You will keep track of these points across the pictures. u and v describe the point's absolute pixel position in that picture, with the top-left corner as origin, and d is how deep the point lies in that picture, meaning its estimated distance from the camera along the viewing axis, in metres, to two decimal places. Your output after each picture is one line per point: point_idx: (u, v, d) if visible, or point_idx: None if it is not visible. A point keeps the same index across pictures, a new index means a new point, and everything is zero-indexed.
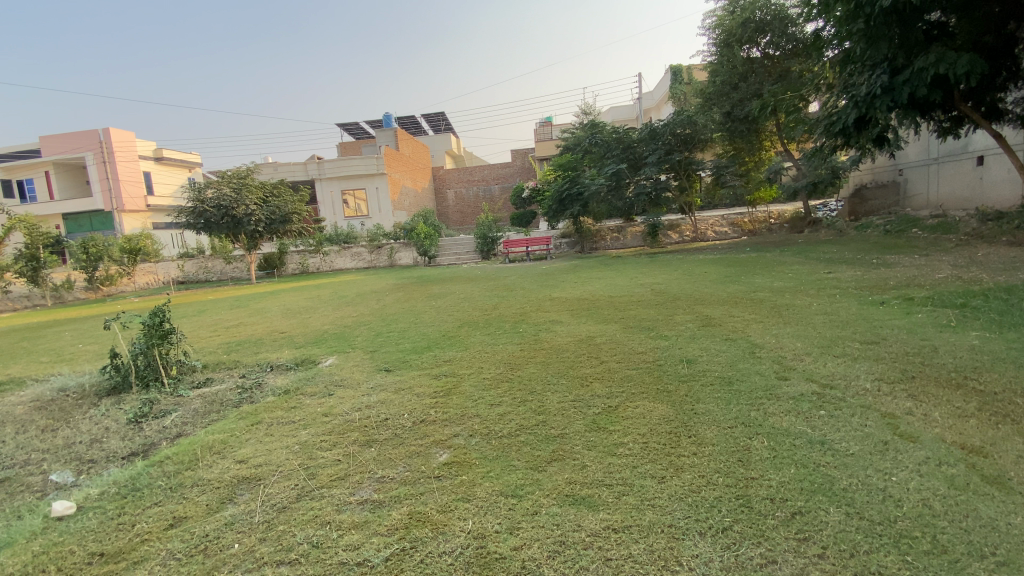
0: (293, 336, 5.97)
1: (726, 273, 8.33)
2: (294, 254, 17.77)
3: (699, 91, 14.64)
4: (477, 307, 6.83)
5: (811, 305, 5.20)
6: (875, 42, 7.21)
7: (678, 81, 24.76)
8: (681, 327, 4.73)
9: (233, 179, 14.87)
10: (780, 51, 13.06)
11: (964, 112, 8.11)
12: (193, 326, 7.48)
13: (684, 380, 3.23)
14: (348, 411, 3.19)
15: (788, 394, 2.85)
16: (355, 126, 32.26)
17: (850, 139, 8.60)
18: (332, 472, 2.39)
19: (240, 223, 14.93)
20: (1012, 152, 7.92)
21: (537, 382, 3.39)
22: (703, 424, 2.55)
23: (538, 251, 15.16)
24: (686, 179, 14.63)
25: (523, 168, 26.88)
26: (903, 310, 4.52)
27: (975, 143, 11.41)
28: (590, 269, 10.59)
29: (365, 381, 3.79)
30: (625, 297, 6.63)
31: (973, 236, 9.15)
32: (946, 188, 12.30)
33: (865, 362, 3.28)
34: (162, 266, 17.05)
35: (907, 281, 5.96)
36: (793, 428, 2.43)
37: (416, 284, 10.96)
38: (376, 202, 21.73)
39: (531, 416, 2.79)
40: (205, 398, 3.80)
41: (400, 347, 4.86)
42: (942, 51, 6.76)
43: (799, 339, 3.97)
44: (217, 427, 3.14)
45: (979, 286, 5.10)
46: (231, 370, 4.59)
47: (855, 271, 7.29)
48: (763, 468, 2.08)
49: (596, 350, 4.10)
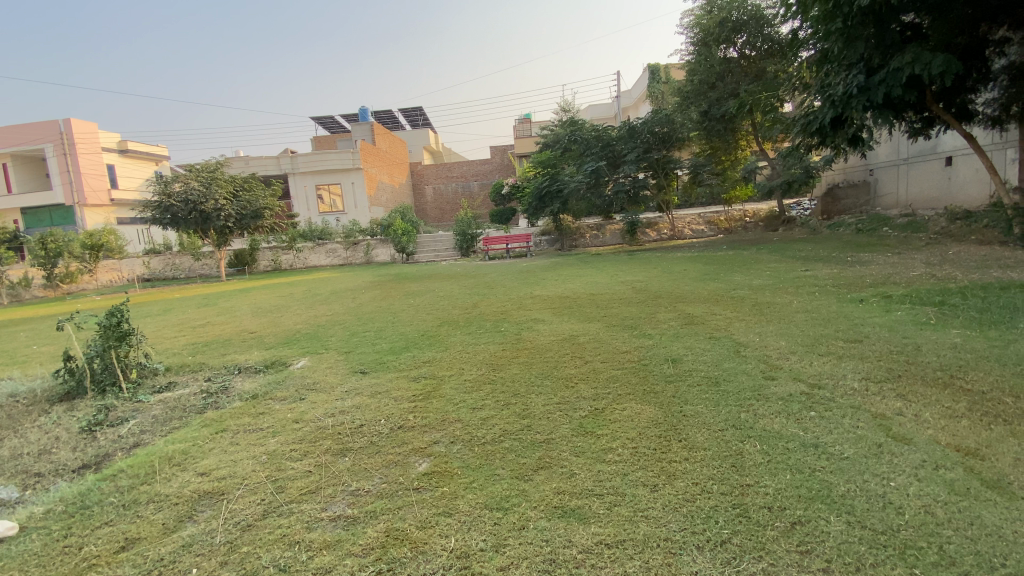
0: (264, 336, 5.71)
1: (706, 271, 8.35)
2: (267, 250, 17.27)
3: (677, 90, 14.71)
4: (457, 305, 6.68)
5: (791, 302, 5.20)
6: (852, 42, 7.36)
7: (657, 80, 24.92)
8: (664, 325, 4.67)
9: (202, 173, 14.33)
10: (756, 51, 13.19)
11: (935, 113, 8.31)
12: (157, 326, 7.13)
13: (671, 380, 3.14)
14: (320, 417, 3.01)
15: (777, 395, 2.79)
16: (330, 120, 31.57)
17: (826, 139, 8.72)
18: (303, 484, 2.22)
19: (209, 219, 14.40)
20: (981, 153, 8.14)
21: (520, 383, 3.26)
22: (693, 427, 2.46)
23: (517, 248, 15.04)
24: (663, 178, 14.51)
25: (502, 164, 26.73)
26: (883, 308, 4.55)
27: (943, 144, 11.73)
28: (571, 266, 10.52)
29: (339, 384, 3.61)
30: (606, 295, 6.55)
31: (942, 236, 9.40)
32: (915, 188, 12.64)
33: (851, 361, 3.26)
34: (126, 263, 16.34)
35: (883, 278, 6.03)
36: (785, 430, 2.36)
37: (393, 281, 10.72)
38: (352, 198, 21.29)
39: (515, 421, 2.66)
40: (166, 404, 3.55)
41: (377, 347, 4.68)
42: (917, 51, 6.90)
43: (783, 337, 3.94)
44: (178, 436, 2.92)
45: (954, 284, 5.17)
46: (196, 373, 4.34)
47: (832, 269, 7.37)
48: (758, 474, 2.00)
49: (580, 349, 4.00)
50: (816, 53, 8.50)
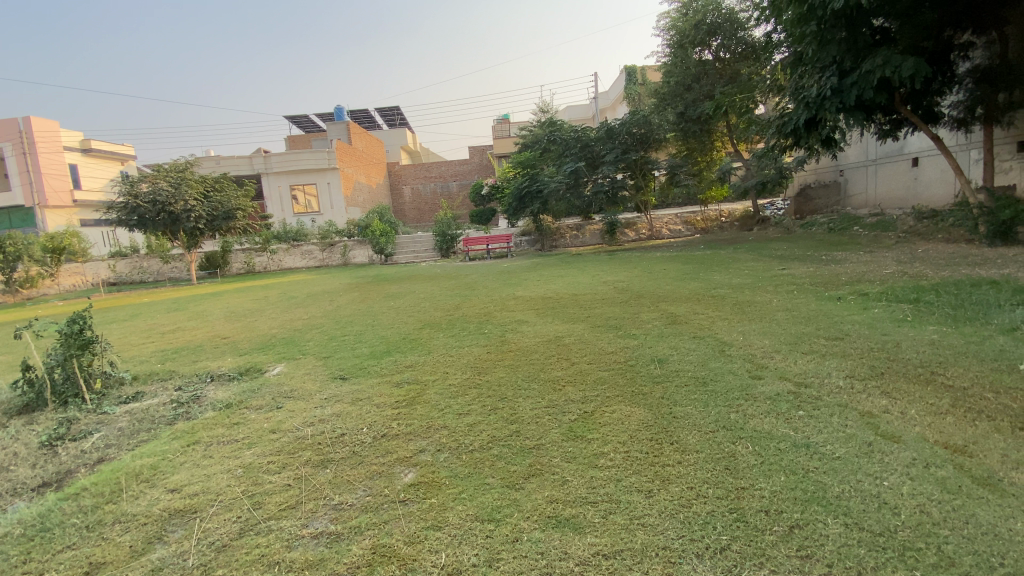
0: (238, 341, 5.51)
1: (686, 271, 8.42)
2: (239, 252, 16.81)
3: (654, 91, 14.86)
4: (438, 307, 6.57)
5: (771, 301, 5.26)
6: (826, 44, 7.55)
7: (633, 82, 25.19)
8: (648, 325, 4.66)
9: (170, 173, 13.86)
10: (731, 54, 13.40)
11: (903, 114, 8.56)
12: (123, 332, 6.82)
13: (659, 381, 3.11)
14: (298, 426, 2.88)
15: (765, 394, 2.78)
16: (304, 119, 30.97)
17: (801, 140, 8.90)
18: (281, 499, 2.11)
19: (178, 220, 13.93)
20: (947, 154, 8.42)
21: (506, 387, 3.19)
22: (684, 429, 2.43)
23: (497, 249, 14.96)
24: (641, 178, 14.58)
25: (481, 165, 26.63)
26: (861, 306, 4.63)
27: (910, 146, 12.10)
28: (552, 267, 10.49)
29: (318, 391, 3.48)
30: (588, 295, 6.53)
31: (910, 234, 9.68)
32: (883, 188, 13.02)
33: (835, 359, 3.28)
34: (90, 266, 15.69)
35: (858, 276, 6.16)
36: (776, 430, 2.34)
37: (371, 283, 10.52)
38: (328, 198, 20.90)
39: (503, 427, 2.59)
40: (133, 415, 3.37)
41: (357, 351, 4.55)
42: (887, 54, 7.10)
43: (766, 336, 3.96)
44: (147, 450, 2.76)
45: (926, 282, 5.31)
46: (165, 382, 4.14)
47: (808, 267, 7.51)
48: (753, 477, 1.97)
49: (566, 351, 3.95)
50: (790, 56, 8.69)
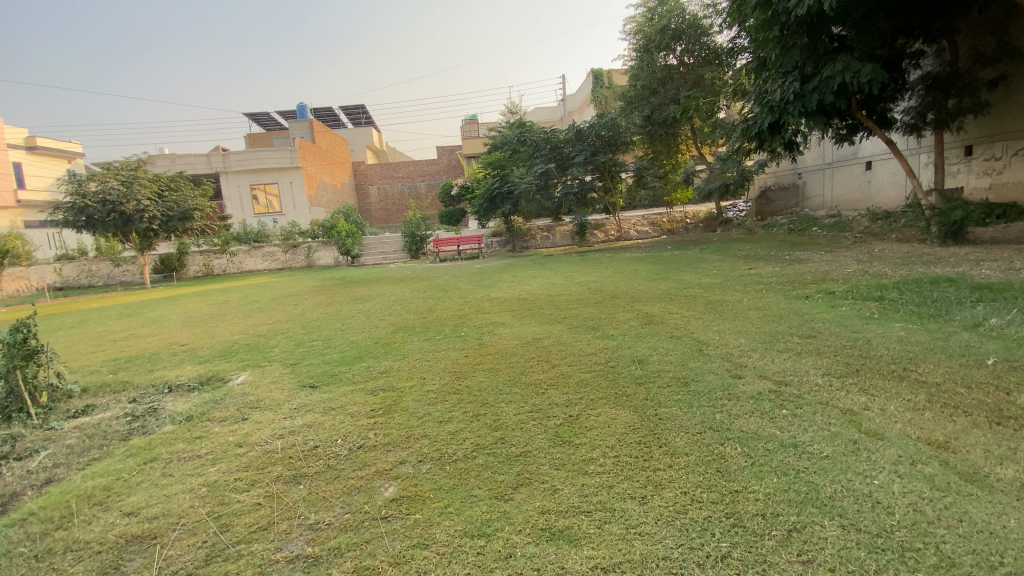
0: (198, 348, 5.20)
1: (656, 271, 8.52)
2: (197, 255, 16.11)
3: (621, 94, 15.06)
4: (410, 309, 6.40)
5: (742, 300, 5.34)
6: (789, 50, 7.76)
7: (600, 84, 25.51)
8: (625, 325, 4.64)
9: (121, 171, 13.11)
10: (695, 58, 13.67)
11: (860, 119, 8.93)
12: (70, 341, 6.36)
13: (641, 382, 3.06)
14: (267, 440, 2.70)
15: (747, 393, 2.78)
16: (265, 116, 29.98)
17: (765, 143, 9.15)
18: (251, 520, 1.95)
19: (130, 221, 13.20)
20: (900, 158, 8.82)
21: (487, 392, 3.10)
22: (671, 430, 2.39)
23: (468, 249, 14.79)
24: (609, 181, 14.63)
25: (449, 165, 26.42)
26: (829, 304, 4.75)
27: (863, 150, 12.64)
28: (524, 268, 10.43)
29: (287, 400, 3.30)
30: (563, 296, 6.50)
31: (866, 234, 10.12)
32: (839, 190, 13.56)
33: (811, 356, 3.33)
34: (33, 270, 14.70)
35: (823, 275, 6.34)
36: (762, 430, 2.33)
37: (338, 286, 10.22)
38: (291, 198, 20.26)
39: (486, 434, 2.49)
40: (83, 431, 3.09)
41: (327, 357, 4.36)
42: (846, 61, 7.39)
43: (741, 334, 3.98)
44: (100, 469, 2.52)
45: (886, 280, 5.50)
46: (119, 393, 3.84)
47: (774, 267, 7.69)
48: (744, 479, 1.95)
49: (545, 353, 3.88)
50: (754, 61, 8.93)
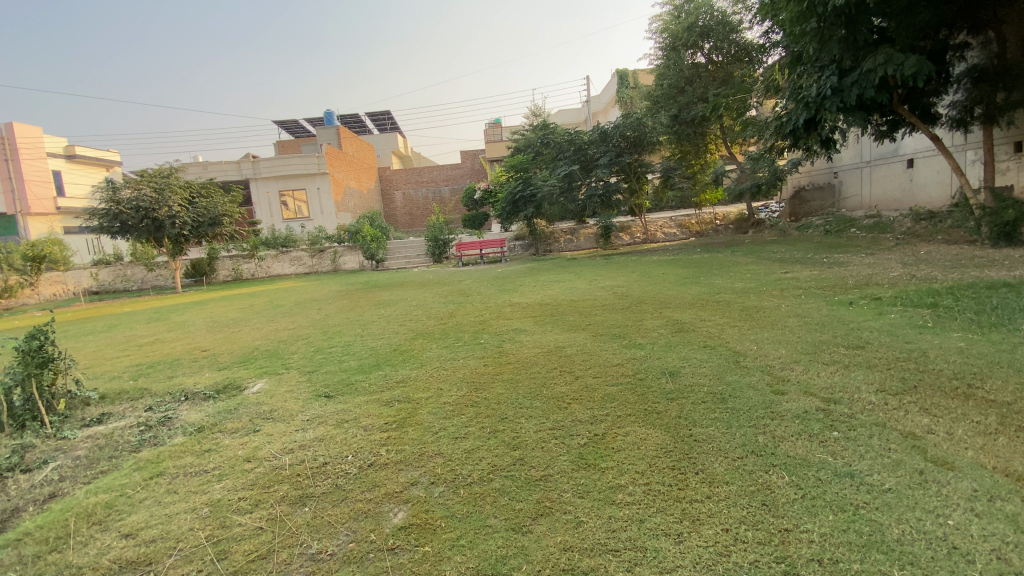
0: (218, 354, 5.19)
1: (685, 274, 8.20)
2: (226, 259, 16.46)
3: (647, 94, 14.76)
4: (431, 315, 6.28)
5: (779, 306, 5.02)
6: (826, 42, 7.37)
7: (625, 85, 25.18)
8: (653, 333, 4.40)
9: (154, 178, 13.49)
10: (724, 56, 13.27)
11: (902, 114, 8.44)
12: (98, 345, 6.46)
13: (674, 398, 2.83)
14: (276, 454, 2.58)
15: (791, 411, 2.53)
16: (293, 124, 30.61)
17: (799, 141, 8.74)
18: (250, 547, 1.82)
19: (162, 226, 13.55)
20: (947, 155, 8.30)
21: (506, 406, 2.92)
22: (708, 454, 2.16)
23: (491, 253, 14.66)
24: (635, 182, 14.22)
25: (473, 169, 26.43)
26: (875, 311, 4.40)
27: (905, 147, 12.02)
28: (547, 272, 10.24)
29: (301, 411, 3.18)
30: (587, 302, 6.26)
31: (909, 235, 9.57)
32: (879, 189, 12.92)
33: (861, 370, 3.04)
34: (72, 275, 15.24)
35: (865, 280, 5.96)
36: (813, 456, 2.08)
37: (361, 291, 10.20)
38: (318, 203, 20.55)
39: (504, 454, 2.31)
40: (95, 441, 3.05)
41: (344, 365, 4.25)
42: (889, 52, 6.99)
43: (781, 345, 3.70)
44: (104, 484, 2.45)
45: (938, 285, 5.11)
46: (135, 401, 3.82)
47: (811, 270, 7.30)
48: (795, 514, 1.72)
49: (568, 363, 3.68)
50: (788, 56, 8.55)
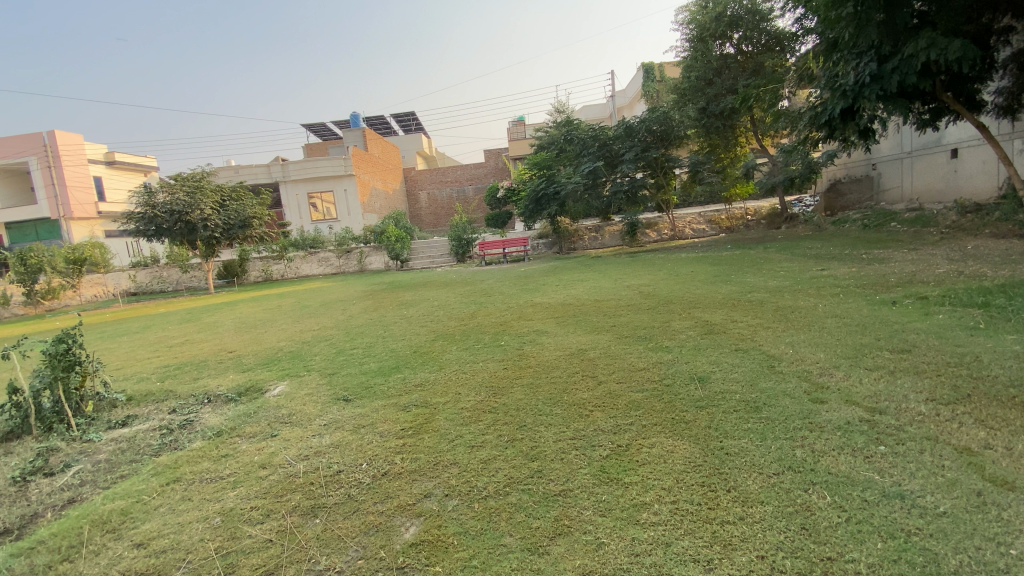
0: (243, 356, 5.24)
1: (715, 273, 7.91)
2: (256, 261, 16.84)
3: (673, 87, 14.42)
4: (453, 316, 6.23)
5: (816, 306, 4.75)
6: (863, 28, 6.96)
7: (651, 79, 24.67)
8: (681, 336, 4.21)
9: (187, 182, 13.87)
10: (754, 46, 12.82)
11: (946, 101, 7.95)
12: (131, 346, 6.64)
13: (703, 406, 2.67)
14: (291, 461, 2.54)
15: (832, 423, 2.34)
16: (320, 126, 31.14)
17: (836, 132, 8.34)
18: (258, 562, 1.77)
19: (195, 229, 13.92)
20: (996, 144, 7.79)
21: (525, 412, 2.81)
22: (741, 470, 2.01)
23: (514, 252, 14.56)
24: (662, 177, 13.85)
25: (497, 168, 26.38)
26: (921, 311, 4.12)
27: (949, 136, 11.38)
28: (571, 271, 10.09)
29: (318, 415, 3.15)
30: (612, 302, 6.08)
31: (955, 229, 9.03)
32: (921, 181, 12.28)
33: (907, 377, 2.81)
34: (112, 277, 15.83)
35: (909, 277, 5.62)
36: (857, 474, 1.91)
37: (385, 291, 10.25)
38: (345, 204, 20.84)
39: (522, 465, 2.21)
40: (117, 445, 3.08)
41: (364, 367, 4.21)
42: (931, 36, 6.57)
43: (819, 348, 3.48)
44: (121, 490, 2.46)
45: (989, 282, 4.77)
46: (160, 403, 3.86)
47: (849, 267, 6.95)
48: (840, 541, 1.56)
49: (591, 367, 3.55)
50: (821, 43, 8.15)
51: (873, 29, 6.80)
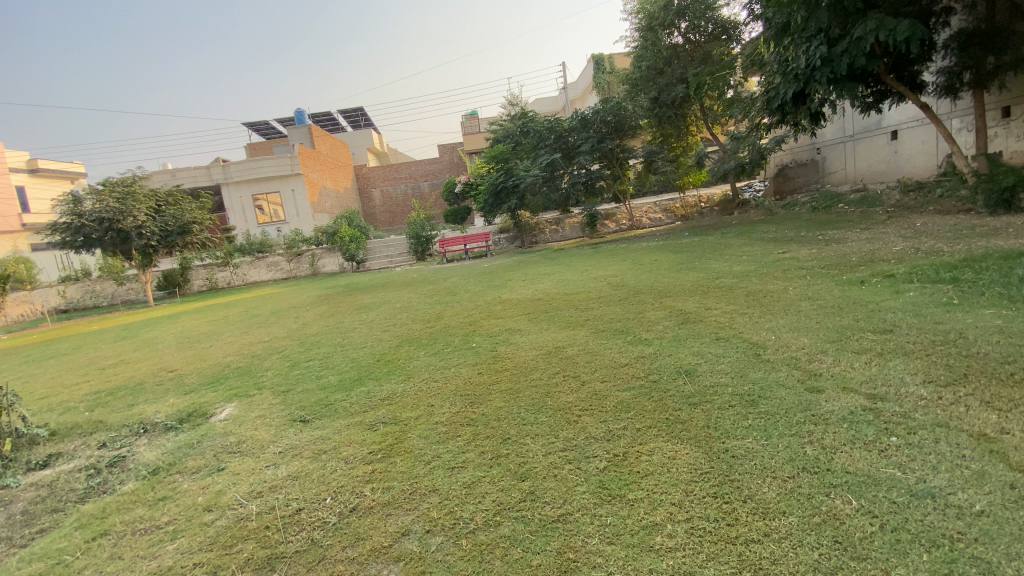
0: (186, 375, 4.72)
1: (679, 260, 7.88)
2: (200, 269, 15.77)
3: (625, 77, 14.43)
4: (417, 317, 5.91)
5: (787, 289, 4.72)
6: (814, 12, 7.03)
7: (601, 71, 24.80)
8: (658, 327, 4.06)
9: (117, 187, 12.75)
10: (701, 35, 12.95)
11: (890, 83, 8.21)
12: (56, 371, 5.92)
13: (696, 403, 2.50)
14: (242, 500, 2.18)
15: (835, 414, 2.21)
16: (263, 125, 29.60)
17: (789, 115, 8.48)
18: None
19: (128, 238, 12.82)
20: (939, 123, 8.10)
21: (508, 423, 2.56)
22: (753, 476, 1.83)
23: (476, 248, 14.23)
24: (618, 168, 13.85)
25: (452, 163, 25.90)
26: (892, 289, 4.14)
27: (888, 119, 11.87)
28: (535, 264, 9.89)
29: (273, 442, 2.78)
30: (581, 295, 5.88)
31: (900, 207, 9.40)
32: (863, 163, 12.80)
33: (898, 358, 2.74)
34: (38, 293, 14.47)
35: (869, 256, 5.72)
36: (878, 472, 1.76)
37: (342, 294, 9.74)
38: (294, 205, 19.87)
39: (512, 487, 1.96)
40: (35, 492, 2.61)
41: (323, 382, 3.82)
42: (879, 18, 6.75)
43: (802, 333, 3.39)
44: (35, 551, 2.04)
45: (946, 258, 4.89)
46: (88, 437, 3.37)
47: (809, 248, 7.04)
48: (881, 555, 1.40)
49: (571, 366, 3.34)
50: (771, 29, 8.24)
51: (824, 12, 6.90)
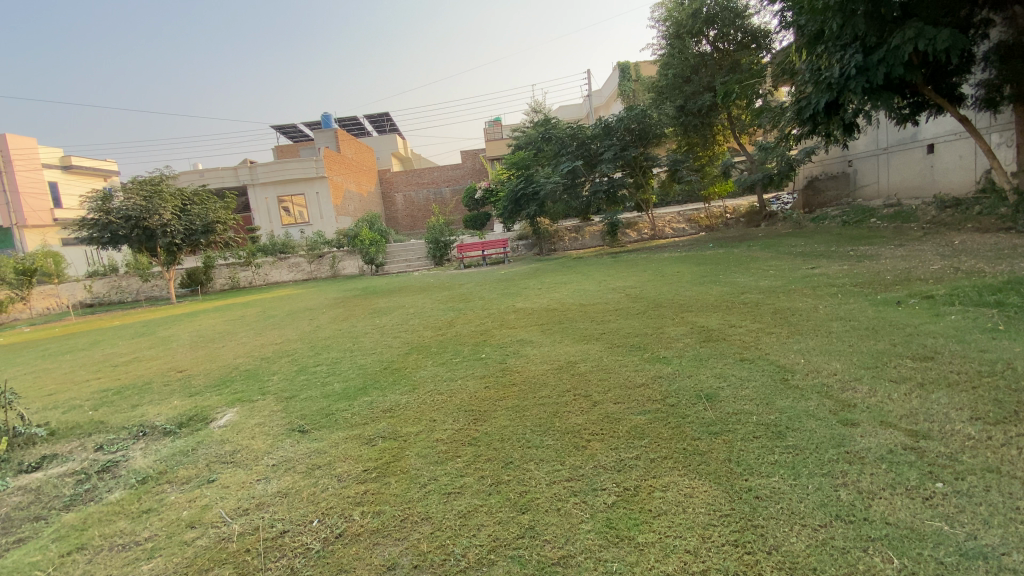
0: (192, 377, 4.67)
1: (703, 273, 7.61)
2: (222, 267, 16.02)
3: (650, 85, 14.21)
4: (428, 324, 5.79)
5: (817, 308, 4.46)
6: (850, 20, 6.74)
7: (627, 79, 24.62)
8: (678, 344, 3.84)
9: (144, 186, 13.00)
10: (730, 44, 12.68)
11: (928, 95, 7.84)
12: (71, 366, 5.98)
13: (717, 432, 2.30)
14: (226, 518, 2.07)
15: (872, 453, 1.99)
16: (291, 128, 30.15)
17: (820, 126, 8.17)
18: None
19: (153, 236, 13.07)
20: (978, 137, 7.68)
21: (512, 445, 2.40)
22: (779, 522, 1.63)
23: (494, 254, 14.09)
24: (641, 176, 13.57)
25: (474, 169, 25.94)
26: (931, 312, 3.85)
27: (924, 132, 11.39)
28: (553, 273, 9.71)
29: (267, 453, 2.67)
30: (598, 306, 5.70)
31: (936, 224, 8.96)
32: (897, 177, 12.29)
33: (941, 391, 2.48)
34: (65, 287, 14.82)
35: (905, 274, 5.41)
36: (922, 525, 1.54)
37: (358, 297, 9.71)
38: (317, 207, 20.10)
39: (510, 520, 1.80)
40: (23, 496, 2.55)
41: (327, 389, 3.71)
42: (918, 26, 6.44)
43: (833, 356, 3.15)
44: (9, 563, 1.95)
45: (990, 279, 4.57)
46: (86, 438, 3.32)
47: (839, 265, 6.72)
48: None
49: (583, 384, 3.16)
50: (803, 37, 7.94)
51: (860, 19, 6.60)
